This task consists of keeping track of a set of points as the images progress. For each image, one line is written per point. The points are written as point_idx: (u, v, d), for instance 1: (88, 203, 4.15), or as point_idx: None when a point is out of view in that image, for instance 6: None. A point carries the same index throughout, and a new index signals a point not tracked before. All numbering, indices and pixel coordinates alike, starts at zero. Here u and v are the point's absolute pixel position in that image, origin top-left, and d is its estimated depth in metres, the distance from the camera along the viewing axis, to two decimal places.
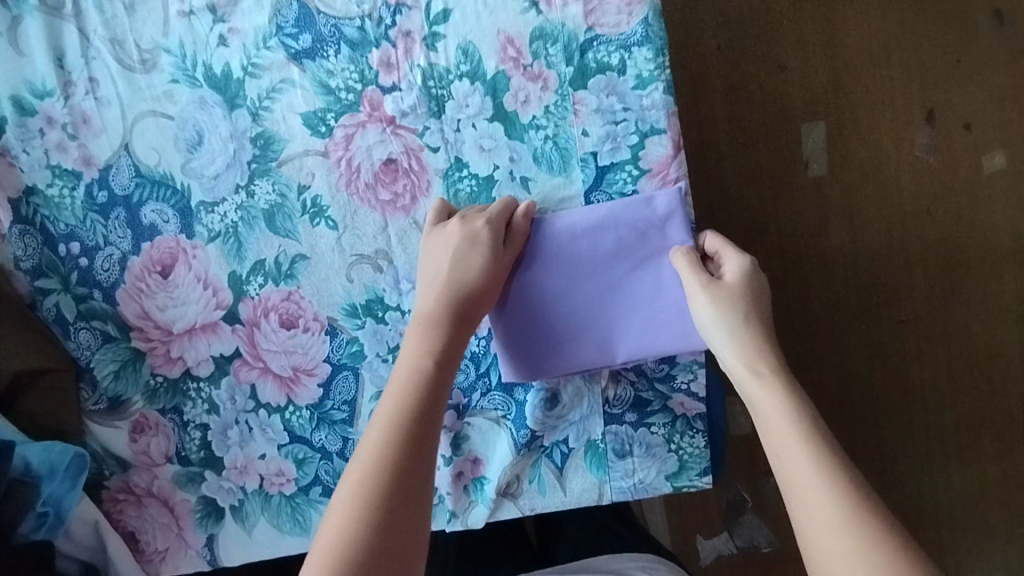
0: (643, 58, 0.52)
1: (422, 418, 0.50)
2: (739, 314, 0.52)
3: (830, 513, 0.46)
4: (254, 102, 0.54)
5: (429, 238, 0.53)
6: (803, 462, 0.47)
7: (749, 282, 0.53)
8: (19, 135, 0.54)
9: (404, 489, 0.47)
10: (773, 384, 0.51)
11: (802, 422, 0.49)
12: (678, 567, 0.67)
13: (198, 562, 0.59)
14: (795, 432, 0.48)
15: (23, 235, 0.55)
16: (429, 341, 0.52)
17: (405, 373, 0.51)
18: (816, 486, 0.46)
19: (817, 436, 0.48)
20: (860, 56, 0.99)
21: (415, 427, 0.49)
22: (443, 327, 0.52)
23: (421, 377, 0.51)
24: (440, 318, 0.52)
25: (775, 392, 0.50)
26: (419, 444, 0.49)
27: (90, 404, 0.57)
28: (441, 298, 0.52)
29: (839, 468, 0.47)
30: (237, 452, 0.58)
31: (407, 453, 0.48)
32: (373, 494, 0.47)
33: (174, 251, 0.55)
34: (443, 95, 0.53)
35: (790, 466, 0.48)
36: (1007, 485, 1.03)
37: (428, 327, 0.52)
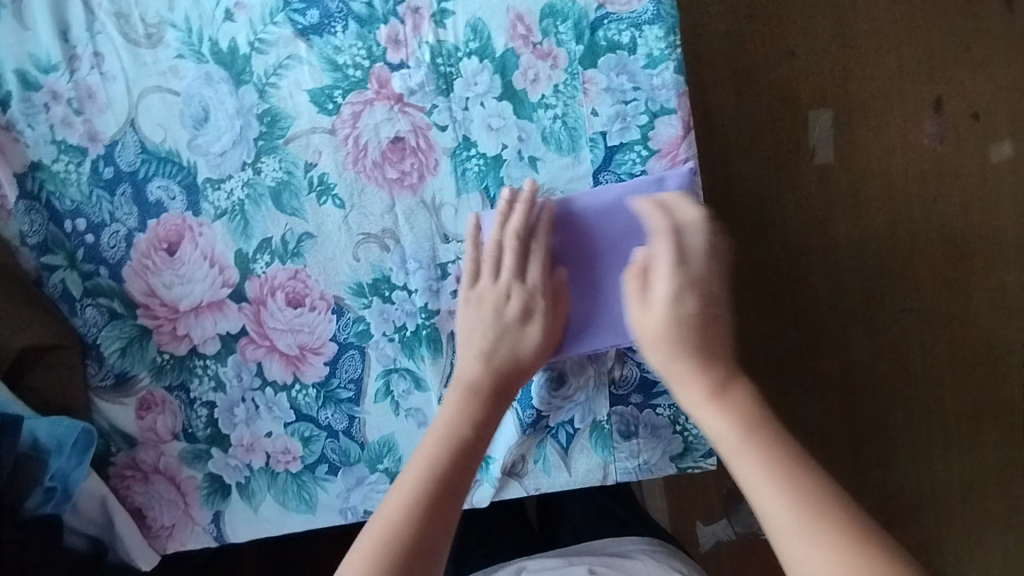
0: (654, 37, 0.52)
1: (449, 491, 0.46)
2: (685, 343, 0.46)
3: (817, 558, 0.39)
4: (260, 78, 0.53)
5: (478, 302, 0.53)
6: (774, 502, 0.41)
7: (675, 322, 0.47)
8: (24, 110, 0.54)
9: (419, 571, 0.43)
10: (721, 410, 0.44)
11: (762, 449, 0.42)
12: (681, 553, 0.67)
13: (205, 538, 0.60)
14: (760, 466, 0.42)
15: (29, 211, 0.54)
16: (469, 411, 0.49)
17: (439, 444, 0.48)
18: (785, 522, 0.40)
19: (784, 463, 0.42)
20: (869, 43, 0.98)
21: (438, 497, 0.46)
22: (483, 398, 0.50)
23: (454, 446, 0.48)
24: (477, 384, 0.50)
25: (724, 420, 0.44)
26: (440, 517, 0.46)
27: (97, 381, 0.57)
28: (485, 367, 0.51)
29: (815, 496, 0.41)
30: (243, 429, 0.58)
31: (426, 527, 0.45)
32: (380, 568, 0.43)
33: (180, 229, 0.55)
34: (452, 72, 0.53)
35: (761, 507, 0.42)
36: (1004, 474, 1.04)
37: (467, 394, 0.50)
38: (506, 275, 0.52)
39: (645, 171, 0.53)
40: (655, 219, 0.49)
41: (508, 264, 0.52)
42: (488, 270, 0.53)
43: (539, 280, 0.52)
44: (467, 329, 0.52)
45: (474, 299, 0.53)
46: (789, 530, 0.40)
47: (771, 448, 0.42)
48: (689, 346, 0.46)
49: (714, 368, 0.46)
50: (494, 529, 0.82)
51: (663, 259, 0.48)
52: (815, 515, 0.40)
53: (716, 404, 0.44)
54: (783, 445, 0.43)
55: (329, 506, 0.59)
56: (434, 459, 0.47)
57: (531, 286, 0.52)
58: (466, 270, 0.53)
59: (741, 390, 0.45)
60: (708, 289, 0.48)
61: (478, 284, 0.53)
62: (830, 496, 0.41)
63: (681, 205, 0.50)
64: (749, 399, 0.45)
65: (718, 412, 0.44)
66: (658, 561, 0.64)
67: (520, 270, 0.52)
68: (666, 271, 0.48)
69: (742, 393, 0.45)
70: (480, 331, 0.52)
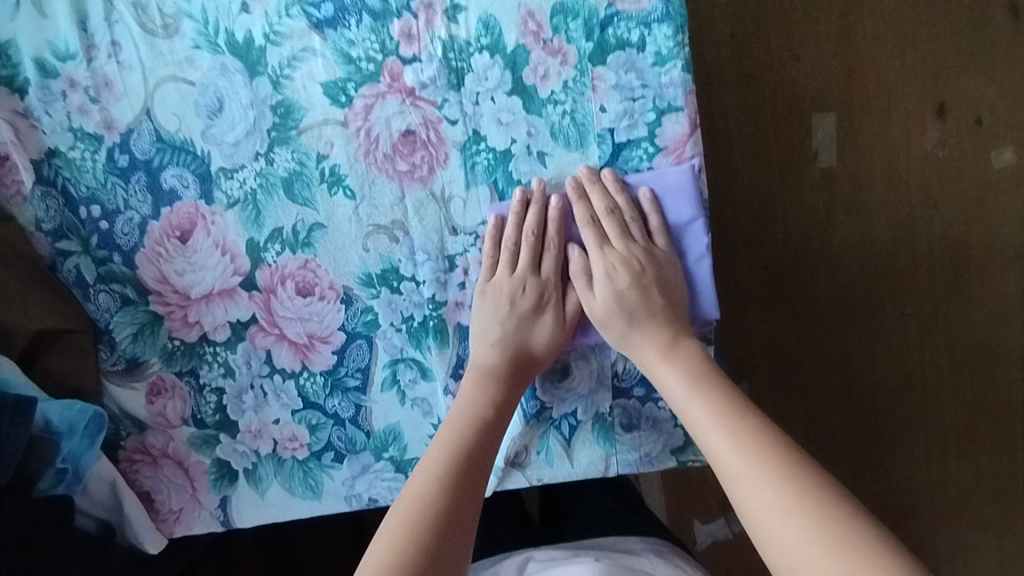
0: (663, 35, 0.52)
1: (476, 462, 0.52)
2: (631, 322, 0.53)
3: (761, 484, 0.45)
4: (275, 70, 0.54)
5: (490, 295, 0.55)
6: (722, 442, 0.48)
7: (619, 300, 0.53)
8: (42, 98, 0.54)
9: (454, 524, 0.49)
10: (675, 369, 0.52)
11: (710, 398, 0.50)
12: (682, 550, 0.68)
13: (212, 522, 0.61)
14: (708, 412, 0.49)
15: (45, 196, 0.55)
16: (488, 394, 0.54)
17: (463, 420, 0.53)
18: (745, 467, 0.46)
19: (729, 408, 0.49)
20: (874, 47, 0.99)
21: (467, 469, 0.51)
22: (501, 383, 0.55)
23: (476, 427, 0.53)
24: (494, 373, 0.55)
25: (677, 377, 0.51)
26: (467, 483, 0.51)
27: (108, 365, 0.58)
28: (500, 355, 0.55)
29: (758, 434, 0.47)
30: (252, 416, 0.59)
31: (461, 494, 0.50)
32: (420, 525, 0.48)
33: (193, 217, 0.56)
34: (463, 67, 0.54)
35: (713, 449, 0.48)
36: (999, 478, 1.05)
37: (482, 378, 0.55)
38: (521, 268, 0.55)
39: (652, 166, 0.55)
40: (578, 210, 0.55)
41: (524, 259, 0.55)
42: (505, 265, 0.55)
43: (552, 273, 0.56)
44: (482, 320, 0.55)
45: (493, 292, 0.55)
46: (736, 463, 0.47)
47: (717, 395, 0.50)
48: (639, 321, 0.53)
49: (658, 334, 0.53)
50: (495, 521, 0.82)
51: (591, 244, 0.55)
52: (758, 449, 0.46)
53: (668, 362, 0.52)
54: (727, 394, 0.50)
55: (334, 493, 0.60)
56: (461, 436, 0.53)
57: (545, 279, 0.56)
58: (484, 268, 0.56)
59: (692, 346, 0.53)
60: (636, 255, 0.54)
61: (495, 277, 0.55)
62: (772, 434, 0.47)
63: (593, 189, 0.54)
64: (699, 357, 0.52)
65: (671, 370, 0.52)
66: (663, 556, 0.65)
67: (536, 265, 0.56)
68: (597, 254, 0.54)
69: (691, 351, 0.53)
70: (497, 322, 0.55)
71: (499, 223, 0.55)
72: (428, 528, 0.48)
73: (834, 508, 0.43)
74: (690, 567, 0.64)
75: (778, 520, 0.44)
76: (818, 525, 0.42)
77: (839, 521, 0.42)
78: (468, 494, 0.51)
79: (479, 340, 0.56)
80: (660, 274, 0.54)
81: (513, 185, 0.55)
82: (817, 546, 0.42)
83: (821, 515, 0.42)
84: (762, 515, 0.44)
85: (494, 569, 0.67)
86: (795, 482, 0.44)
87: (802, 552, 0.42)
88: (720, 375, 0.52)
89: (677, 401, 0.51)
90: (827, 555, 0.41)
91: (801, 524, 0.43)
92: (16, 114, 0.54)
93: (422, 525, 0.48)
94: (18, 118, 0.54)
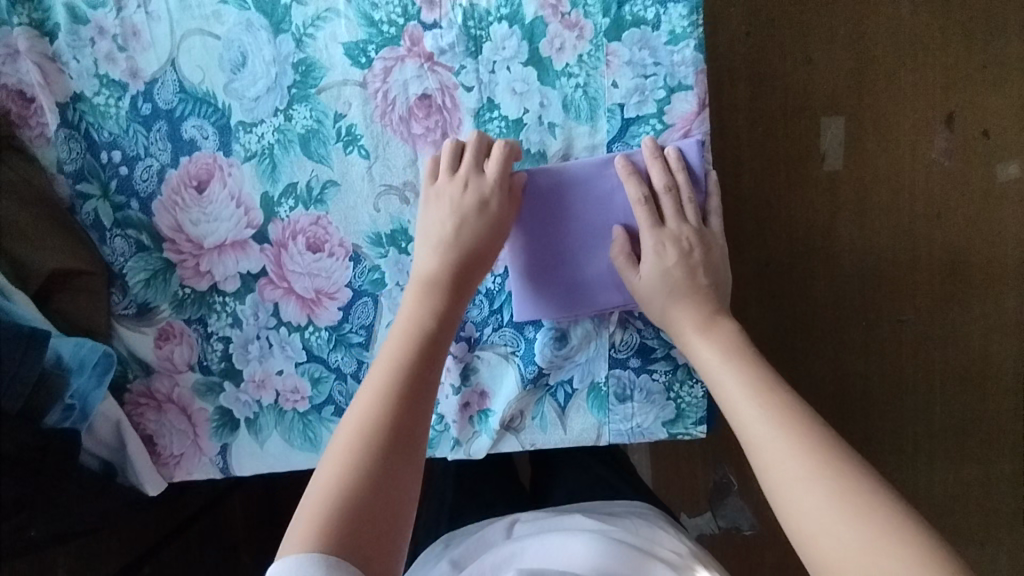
0: (678, 15, 0.54)
1: (424, 371, 0.51)
2: (672, 301, 0.56)
3: (786, 454, 0.46)
4: (299, 28, 0.56)
5: (431, 201, 0.56)
6: (750, 411, 0.49)
7: (665, 276, 0.55)
8: (71, 43, 0.56)
9: (399, 437, 0.48)
10: (710, 342, 0.53)
11: (745, 370, 0.51)
12: (661, 509, 0.72)
13: (212, 469, 0.63)
14: (741, 381, 0.50)
15: (69, 139, 0.57)
16: (428, 303, 0.54)
17: (403, 330, 0.53)
18: (768, 432, 0.47)
19: (759, 379, 0.51)
20: (887, 55, 1.00)
21: (417, 378, 0.51)
22: (441, 292, 0.54)
23: (415, 337, 0.53)
24: (434, 276, 0.55)
25: (713, 348, 0.53)
26: (415, 390, 0.50)
27: (120, 309, 0.60)
28: (442, 262, 0.55)
29: (789, 405, 0.48)
30: (256, 366, 0.61)
31: (406, 409, 0.49)
32: (377, 425, 0.48)
33: (211, 168, 0.57)
34: (482, 36, 0.55)
35: (739, 417, 0.50)
36: (986, 488, 1.07)
37: (424, 285, 0.55)
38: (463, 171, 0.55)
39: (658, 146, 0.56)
40: (629, 188, 0.55)
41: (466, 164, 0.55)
42: (444, 171, 0.56)
43: (493, 173, 0.54)
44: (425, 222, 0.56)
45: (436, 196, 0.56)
46: (763, 432, 0.48)
47: (750, 368, 0.51)
48: (679, 298, 0.55)
49: (697, 309, 0.56)
50: (487, 485, 0.84)
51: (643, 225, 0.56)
52: (787, 418, 0.48)
53: (705, 336, 0.54)
54: (760, 367, 0.51)
55: None
56: (405, 342, 0.52)
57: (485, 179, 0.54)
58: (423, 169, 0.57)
59: (727, 323, 0.55)
60: (686, 237, 0.57)
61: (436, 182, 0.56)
62: (802, 410, 0.48)
63: (653, 165, 0.55)
64: (735, 334, 0.54)
65: (707, 343, 0.54)
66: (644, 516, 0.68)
67: (479, 167, 0.55)
68: (652, 233, 0.56)
69: (728, 328, 0.55)
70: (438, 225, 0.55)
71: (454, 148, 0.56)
72: (378, 438, 0.48)
73: (857, 475, 0.44)
74: (669, 522, 0.67)
75: (798, 483, 0.45)
76: (835, 492, 0.43)
77: (860, 488, 0.43)
78: (417, 406, 0.50)
79: (423, 248, 0.56)
80: (704, 257, 0.57)
81: (522, 154, 0.57)
82: (837, 516, 0.43)
83: (841, 483, 0.44)
84: (784, 484, 0.45)
85: (482, 532, 0.68)
86: (821, 449, 0.45)
87: (819, 514, 0.43)
88: (754, 352, 0.53)
89: (706, 371, 0.53)
90: (843, 519, 0.42)
91: (819, 490, 0.44)
92: (44, 57, 0.56)
93: (375, 433, 0.48)
94: (47, 61, 0.56)
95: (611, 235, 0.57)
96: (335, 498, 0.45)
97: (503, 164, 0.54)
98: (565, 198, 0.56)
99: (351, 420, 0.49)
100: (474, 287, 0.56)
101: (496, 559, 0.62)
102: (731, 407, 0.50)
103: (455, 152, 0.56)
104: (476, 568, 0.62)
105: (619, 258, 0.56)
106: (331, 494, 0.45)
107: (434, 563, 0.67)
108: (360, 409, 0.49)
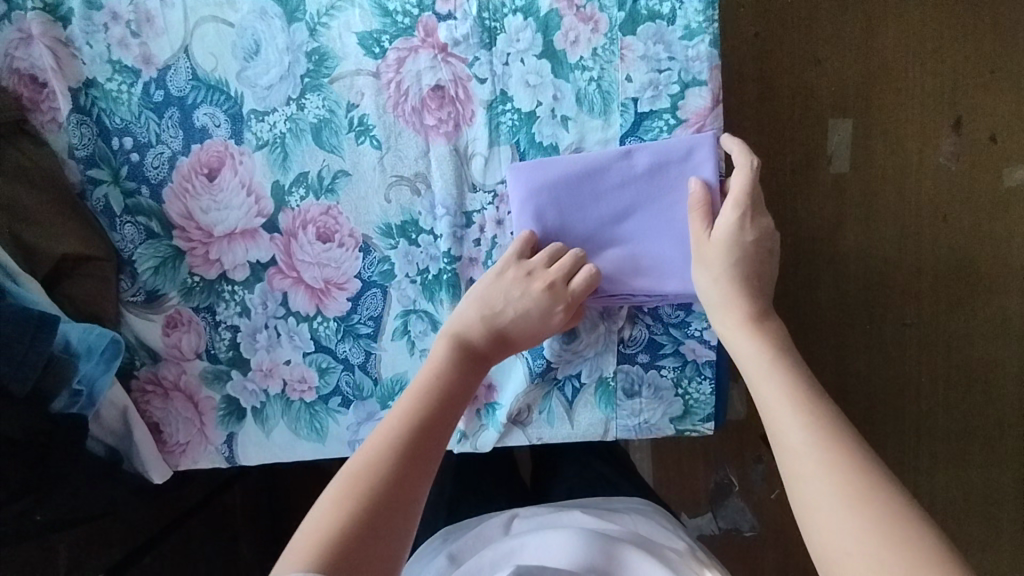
0: (693, 10, 0.53)
1: (435, 436, 0.52)
2: (732, 272, 0.54)
3: (817, 466, 0.45)
4: (313, 18, 0.55)
5: (500, 272, 0.56)
6: (787, 419, 0.48)
7: (734, 253, 0.53)
8: (84, 28, 0.56)
9: (400, 489, 0.48)
10: (757, 340, 0.53)
11: (788, 376, 0.50)
12: (664, 509, 0.72)
13: (217, 458, 0.62)
14: (782, 387, 0.50)
15: (80, 124, 0.57)
16: (449, 371, 0.55)
17: (421, 390, 0.54)
18: (802, 442, 0.47)
19: (803, 390, 0.49)
20: (895, 58, 0.99)
21: (432, 431, 0.52)
22: (463, 365, 0.56)
23: (432, 399, 0.53)
24: (458, 354, 0.56)
25: (757, 346, 0.53)
26: (423, 454, 0.51)
27: (128, 295, 0.60)
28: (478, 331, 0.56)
29: (831, 422, 0.47)
30: (264, 355, 0.61)
31: (414, 468, 0.50)
32: (376, 478, 0.48)
33: (222, 155, 0.57)
34: (496, 28, 0.55)
35: (777, 426, 0.49)
36: (987, 494, 1.07)
37: (455, 344, 0.56)
38: (554, 270, 0.55)
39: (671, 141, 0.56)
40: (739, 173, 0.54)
41: (563, 265, 0.55)
42: (546, 255, 0.56)
43: (578, 293, 0.55)
44: (486, 287, 0.56)
45: (513, 270, 0.56)
46: (796, 442, 0.47)
47: (795, 376, 0.50)
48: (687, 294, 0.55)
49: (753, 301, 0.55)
50: (489, 479, 0.84)
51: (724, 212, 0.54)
52: (824, 430, 0.47)
53: (752, 331, 0.53)
54: (803, 376, 0.51)
55: (338, 437, 0.62)
56: (418, 403, 0.53)
57: (571, 289, 0.54)
58: (513, 249, 0.56)
59: (774, 323, 0.55)
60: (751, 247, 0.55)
61: (525, 263, 0.56)
62: (838, 422, 0.47)
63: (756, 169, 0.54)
64: (780, 336, 0.54)
65: (751, 341, 0.53)
66: (646, 516, 0.68)
67: (567, 276, 0.55)
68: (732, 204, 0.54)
69: (773, 330, 0.54)
70: (500, 300, 0.56)
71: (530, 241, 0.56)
72: (380, 488, 0.48)
73: (894, 505, 0.42)
74: (671, 524, 0.67)
75: (828, 508, 0.44)
76: (860, 506, 0.43)
77: (895, 518, 0.42)
78: (422, 467, 0.50)
79: (470, 308, 0.56)
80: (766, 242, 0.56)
81: (535, 147, 0.57)
82: (862, 532, 0.42)
83: (871, 498, 0.43)
84: (811, 496, 0.45)
85: (482, 526, 0.68)
86: (859, 473, 0.44)
87: (847, 541, 0.42)
88: (795, 355, 0.53)
89: (750, 372, 0.52)
90: (874, 553, 0.41)
91: (850, 517, 0.43)
92: (57, 42, 0.56)
93: (380, 481, 0.48)
94: (60, 46, 0.56)
95: (688, 185, 0.55)
96: (331, 534, 0.45)
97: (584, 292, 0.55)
98: (592, 181, 0.55)
99: (353, 468, 0.49)
100: (492, 364, 0.58)
101: (496, 556, 0.62)
102: (770, 415, 0.50)
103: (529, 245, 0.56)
104: (475, 564, 0.62)
105: (693, 220, 0.54)
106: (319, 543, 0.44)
107: (433, 557, 0.67)
108: (364, 460, 0.49)
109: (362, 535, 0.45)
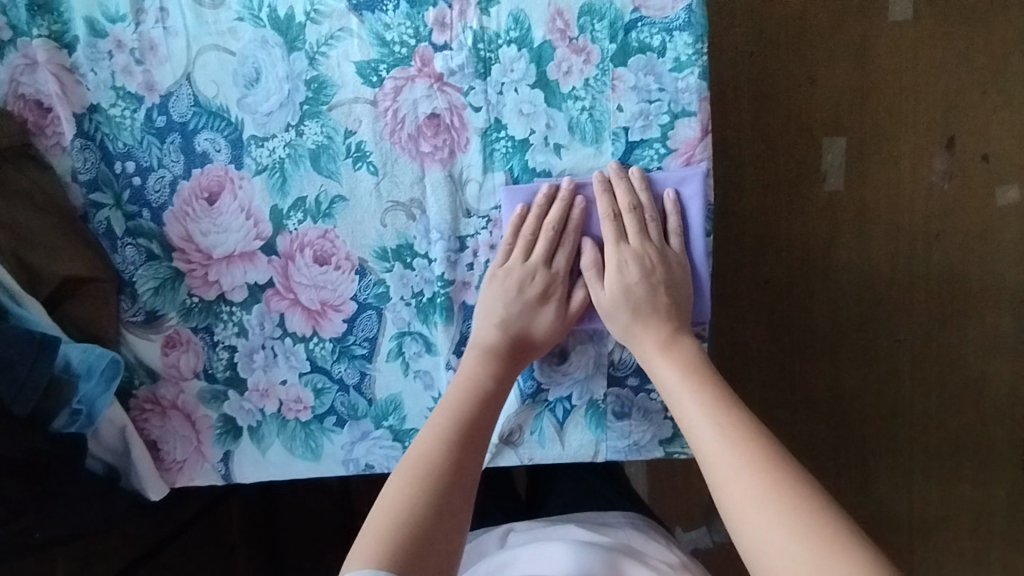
0: (684, 43, 0.55)
1: (482, 424, 0.55)
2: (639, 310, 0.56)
3: (743, 474, 0.47)
4: (313, 47, 0.57)
5: (493, 279, 0.58)
6: (709, 434, 0.50)
7: (628, 293, 0.56)
8: (89, 55, 0.57)
9: (456, 477, 0.52)
10: (670, 362, 0.55)
11: (703, 393, 0.52)
12: (658, 525, 0.72)
13: (213, 475, 0.63)
14: (701, 404, 0.51)
15: (84, 149, 0.58)
16: (487, 370, 0.57)
17: (467, 381, 0.56)
18: (726, 453, 0.48)
19: (719, 404, 0.51)
20: (889, 78, 1.01)
21: (481, 422, 0.55)
22: (501, 361, 0.57)
23: (479, 395, 0.56)
24: (494, 362, 0.57)
25: (672, 369, 0.54)
26: (475, 444, 0.54)
27: (128, 316, 0.61)
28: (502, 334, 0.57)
29: (746, 428, 0.49)
30: (260, 375, 0.62)
31: (468, 454, 0.53)
32: (429, 484, 0.50)
33: (222, 180, 0.59)
34: (491, 58, 0.56)
35: (701, 444, 0.50)
36: (980, 510, 1.07)
37: (485, 356, 0.57)
38: (537, 258, 0.57)
39: (661, 169, 0.57)
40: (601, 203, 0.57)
41: (540, 250, 0.57)
42: (520, 253, 0.58)
43: (563, 267, 0.58)
44: (485, 302, 0.58)
45: (500, 276, 0.58)
46: (719, 454, 0.49)
47: (709, 393, 0.52)
48: (667, 310, 0.56)
49: (659, 330, 0.56)
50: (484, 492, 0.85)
51: (609, 239, 0.57)
52: (746, 440, 0.48)
53: (666, 355, 0.55)
54: (720, 391, 0.52)
55: (333, 456, 0.63)
56: (448, 429, 0.54)
57: (556, 271, 0.58)
58: (500, 253, 0.58)
59: (688, 340, 0.56)
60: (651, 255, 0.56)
61: (508, 262, 0.58)
62: (754, 431, 0.49)
63: (620, 186, 0.57)
64: (695, 352, 0.55)
65: (667, 364, 0.55)
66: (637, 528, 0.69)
67: (548, 257, 0.58)
68: (636, 224, 0.57)
69: (688, 346, 0.56)
70: (500, 309, 0.57)
71: (522, 214, 0.58)
72: (439, 478, 0.51)
73: (812, 504, 0.44)
74: (665, 539, 0.68)
75: (768, 523, 0.44)
76: (780, 510, 0.44)
77: (814, 515, 0.43)
78: (473, 455, 0.54)
79: (482, 320, 0.58)
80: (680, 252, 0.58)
81: (528, 174, 0.58)
82: (786, 532, 0.43)
83: (793, 503, 0.44)
84: (739, 504, 0.46)
85: (475, 544, 0.69)
86: (774, 477, 0.46)
87: (774, 543, 0.43)
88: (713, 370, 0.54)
89: (669, 392, 0.54)
90: (823, 568, 0.41)
91: (777, 517, 0.44)
92: (62, 69, 0.57)
93: (437, 471, 0.51)
94: (65, 73, 0.57)
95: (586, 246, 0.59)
96: (396, 524, 0.47)
97: (571, 251, 0.58)
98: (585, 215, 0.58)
99: (398, 479, 0.51)
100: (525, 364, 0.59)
101: (490, 568, 0.63)
102: (692, 432, 0.51)
103: (512, 241, 0.58)
104: None
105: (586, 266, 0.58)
106: (386, 542, 0.46)
107: None
108: (418, 454, 0.53)
109: (432, 523, 0.48)
